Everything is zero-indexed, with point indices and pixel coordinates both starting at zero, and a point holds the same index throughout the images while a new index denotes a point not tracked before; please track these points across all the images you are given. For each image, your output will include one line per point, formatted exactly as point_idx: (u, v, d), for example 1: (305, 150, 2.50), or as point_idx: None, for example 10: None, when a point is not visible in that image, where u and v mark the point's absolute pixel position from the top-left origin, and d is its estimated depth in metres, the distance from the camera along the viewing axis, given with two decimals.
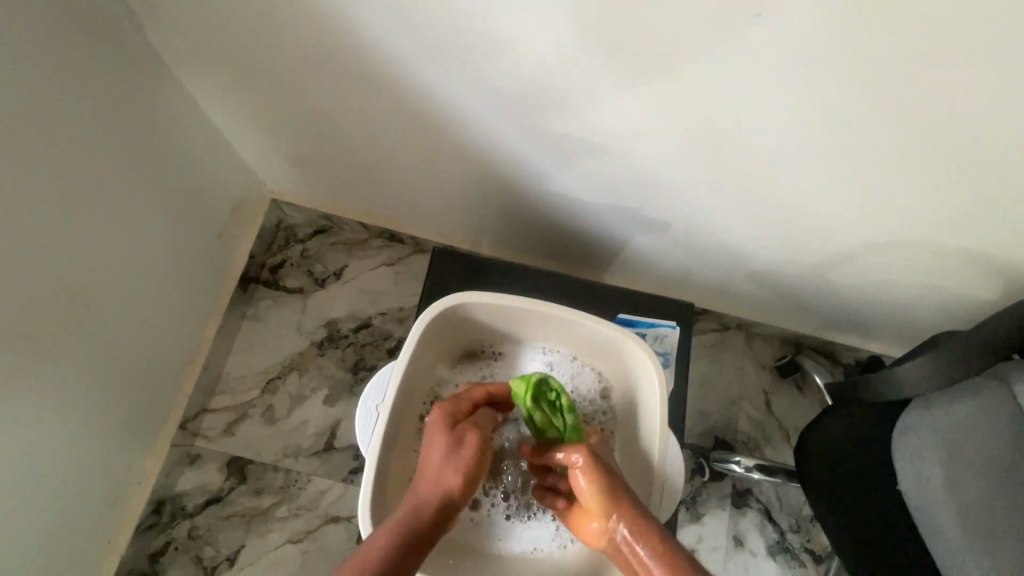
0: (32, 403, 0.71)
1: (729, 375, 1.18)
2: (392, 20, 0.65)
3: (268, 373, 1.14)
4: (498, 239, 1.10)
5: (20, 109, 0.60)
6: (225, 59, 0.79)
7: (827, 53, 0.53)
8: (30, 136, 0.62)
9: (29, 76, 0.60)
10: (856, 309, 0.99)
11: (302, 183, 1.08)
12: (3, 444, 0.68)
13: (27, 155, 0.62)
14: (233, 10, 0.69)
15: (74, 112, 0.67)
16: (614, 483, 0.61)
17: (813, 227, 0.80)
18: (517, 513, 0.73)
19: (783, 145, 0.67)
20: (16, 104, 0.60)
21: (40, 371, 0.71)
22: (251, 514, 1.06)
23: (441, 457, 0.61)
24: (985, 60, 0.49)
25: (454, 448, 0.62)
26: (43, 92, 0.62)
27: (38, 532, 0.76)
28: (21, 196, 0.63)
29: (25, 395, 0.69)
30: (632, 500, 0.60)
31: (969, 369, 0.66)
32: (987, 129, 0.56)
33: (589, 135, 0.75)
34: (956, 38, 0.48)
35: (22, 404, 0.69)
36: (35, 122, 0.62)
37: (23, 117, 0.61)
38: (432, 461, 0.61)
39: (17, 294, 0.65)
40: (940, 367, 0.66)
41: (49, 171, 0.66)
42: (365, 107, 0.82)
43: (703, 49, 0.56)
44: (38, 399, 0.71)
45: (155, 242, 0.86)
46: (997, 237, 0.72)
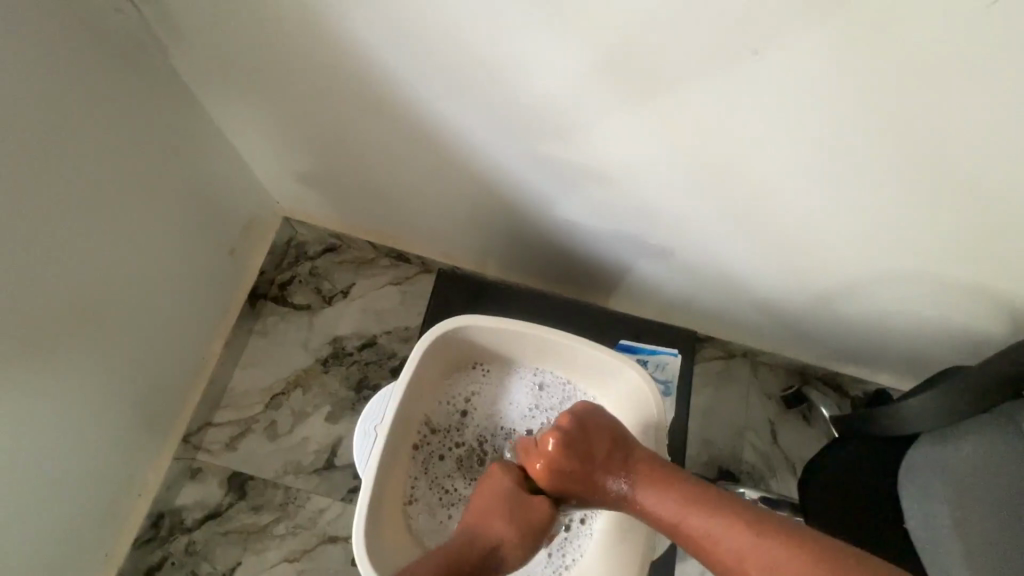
0: (38, 406, 0.72)
1: (734, 403, 1.17)
2: (401, 42, 0.67)
3: (272, 389, 1.14)
4: (503, 262, 1.11)
5: (27, 116, 0.62)
6: (241, 78, 0.82)
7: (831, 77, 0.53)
8: (36, 143, 0.63)
9: (39, 84, 0.62)
10: (864, 340, 0.97)
11: (313, 201, 1.10)
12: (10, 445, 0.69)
13: (30, 161, 0.63)
14: (251, 32, 0.72)
15: (82, 123, 0.68)
16: (592, 465, 0.64)
17: (814, 255, 0.80)
18: None
19: (785, 173, 0.67)
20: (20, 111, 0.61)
21: (49, 374, 0.72)
22: (249, 530, 1.05)
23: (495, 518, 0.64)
24: (994, 86, 0.49)
25: (484, 502, 0.65)
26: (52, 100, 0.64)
27: (34, 539, 0.76)
28: (22, 199, 0.63)
29: (34, 396, 0.71)
30: (617, 468, 0.64)
31: (975, 404, 0.65)
32: (989, 154, 0.56)
33: (593, 162, 0.77)
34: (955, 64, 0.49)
35: (28, 407, 0.70)
36: (43, 131, 0.64)
37: (28, 122, 0.62)
38: (484, 510, 0.65)
39: (22, 298, 0.66)
40: (945, 406, 0.66)
41: (56, 179, 0.67)
42: (377, 131, 0.85)
43: (699, 76, 0.58)
44: (44, 401, 0.73)
45: (166, 253, 0.88)
46: (1003, 270, 0.71)
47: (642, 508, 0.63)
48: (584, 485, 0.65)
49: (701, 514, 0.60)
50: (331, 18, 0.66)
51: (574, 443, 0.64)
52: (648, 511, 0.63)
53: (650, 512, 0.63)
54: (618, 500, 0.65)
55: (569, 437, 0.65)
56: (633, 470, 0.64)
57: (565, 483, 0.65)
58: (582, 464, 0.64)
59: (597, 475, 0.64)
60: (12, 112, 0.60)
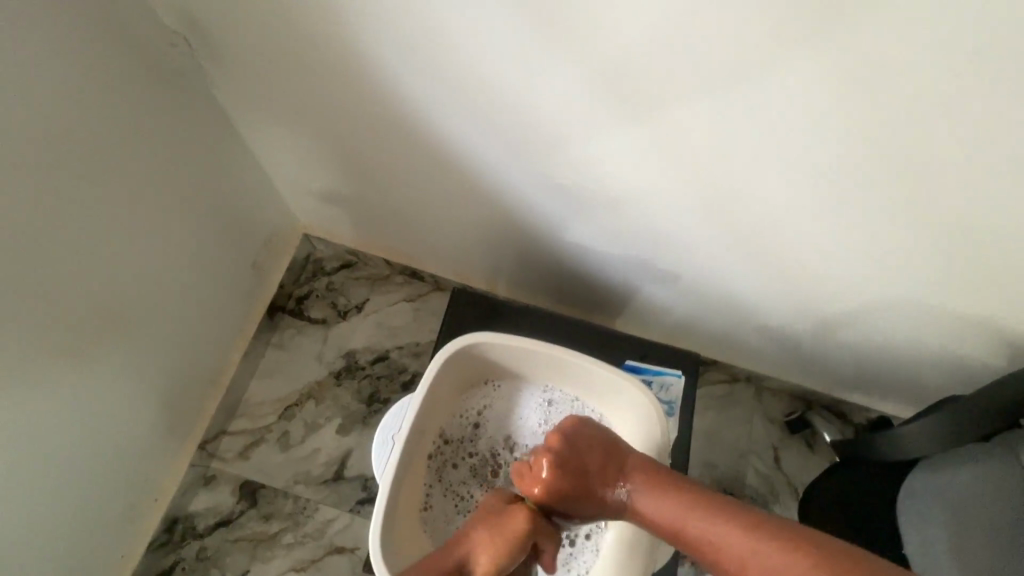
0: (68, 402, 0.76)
1: (737, 427, 1.18)
2: (420, 61, 0.71)
3: (286, 400, 1.17)
4: (513, 282, 1.14)
5: (74, 129, 0.67)
6: (275, 101, 0.87)
7: (833, 84, 0.55)
8: (73, 149, 0.68)
9: (78, 99, 0.67)
10: (865, 367, 0.99)
11: (333, 219, 1.15)
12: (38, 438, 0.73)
13: (69, 168, 0.68)
14: (288, 59, 0.78)
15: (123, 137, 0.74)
16: (587, 482, 0.66)
17: (817, 281, 0.83)
18: None
19: (788, 202, 0.70)
20: (62, 125, 0.66)
21: (82, 371, 0.77)
22: (259, 539, 1.07)
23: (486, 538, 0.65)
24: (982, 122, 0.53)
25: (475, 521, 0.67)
26: (91, 111, 0.69)
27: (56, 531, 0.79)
28: (67, 205, 0.69)
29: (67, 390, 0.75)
30: (614, 481, 0.67)
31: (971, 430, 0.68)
32: (980, 183, 0.59)
33: (603, 188, 0.81)
34: (960, 72, 0.49)
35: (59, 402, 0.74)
36: (80, 140, 0.68)
37: (78, 135, 0.68)
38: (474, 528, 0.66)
39: (54, 299, 0.70)
40: (943, 430, 0.68)
41: (91, 185, 0.71)
42: (400, 154, 0.89)
43: (704, 109, 0.62)
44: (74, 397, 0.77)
45: (193, 262, 0.93)
46: (999, 301, 0.74)
47: (644, 515, 0.65)
48: (585, 500, 0.67)
49: (702, 516, 0.61)
50: (354, 38, 0.70)
51: (568, 462, 0.67)
52: (649, 520, 0.65)
53: (651, 521, 0.65)
54: (621, 510, 0.67)
55: (562, 456, 0.67)
56: (631, 481, 0.66)
57: (563, 501, 0.67)
58: (577, 483, 0.66)
59: (595, 490, 0.66)
60: (64, 125, 0.65)
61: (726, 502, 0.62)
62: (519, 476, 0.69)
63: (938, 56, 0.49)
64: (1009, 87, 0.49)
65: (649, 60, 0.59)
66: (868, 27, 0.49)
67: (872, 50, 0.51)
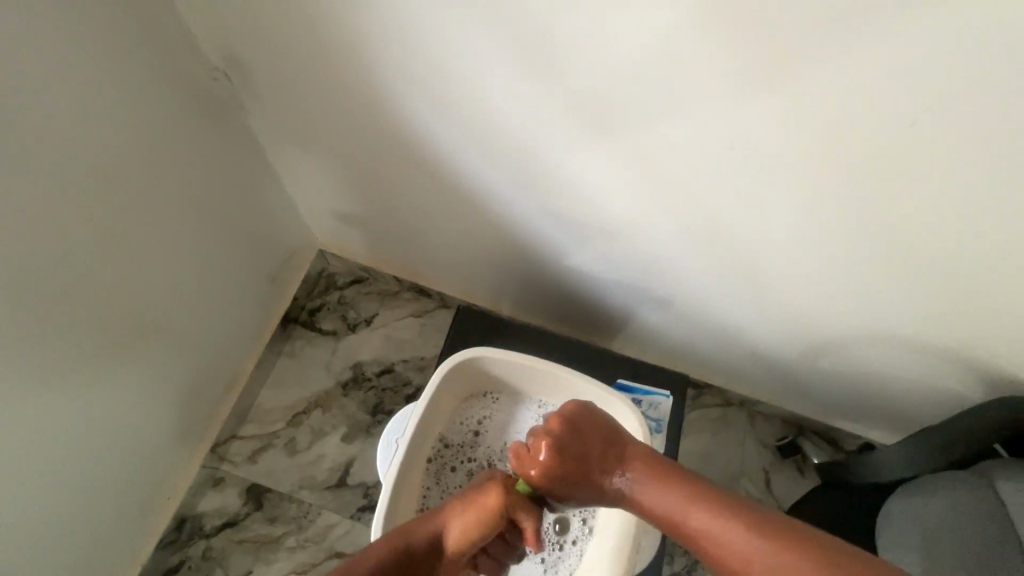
0: (95, 398, 0.81)
1: (730, 450, 1.20)
2: (424, 98, 0.76)
3: (294, 408, 1.21)
4: (516, 301, 1.19)
5: (122, 149, 0.73)
6: (299, 128, 0.93)
7: (814, 137, 0.58)
8: (119, 175, 0.74)
9: (127, 124, 0.73)
10: (854, 396, 1.02)
11: (347, 237, 1.20)
12: (67, 430, 0.78)
13: (117, 185, 0.74)
14: (314, 92, 0.84)
15: (163, 158, 0.80)
16: (587, 468, 0.66)
17: (805, 312, 0.86)
18: None
19: (773, 240, 0.74)
20: (117, 151, 0.72)
21: (111, 369, 0.82)
22: (262, 541, 1.11)
23: (471, 520, 0.66)
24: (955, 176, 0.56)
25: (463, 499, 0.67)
26: (139, 140, 0.75)
27: (74, 520, 0.84)
28: (109, 217, 0.74)
29: (95, 388, 0.80)
30: (611, 469, 0.68)
31: (943, 459, 0.75)
32: (952, 233, 0.62)
33: (599, 220, 0.85)
34: (926, 118, 0.52)
35: (88, 398, 0.79)
36: (127, 166, 0.75)
37: (126, 156, 0.74)
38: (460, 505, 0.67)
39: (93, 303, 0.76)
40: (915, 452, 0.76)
41: (132, 207, 0.78)
42: (413, 180, 0.94)
43: (692, 157, 0.67)
44: (100, 394, 0.82)
45: (216, 273, 0.98)
46: (977, 339, 0.76)
47: (642, 507, 0.66)
48: (584, 486, 0.67)
49: (706, 515, 0.61)
50: (375, 75, 0.76)
51: (568, 445, 0.68)
52: (648, 511, 0.65)
53: (649, 511, 0.65)
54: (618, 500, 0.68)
55: (562, 440, 0.67)
56: (632, 471, 0.67)
57: (560, 484, 0.67)
58: (578, 466, 0.67)
59: (595, 476, 0.67)
60: (115, 146, 0.72)
61: (728, 500, 0.62)
62: (517, 456, 0.69)
63: (920, 85, 0.49)
64: (990, 115, 0.49)
65: (635, 107, 0.64)
66: (839, 92, 0.53)
67: (848, 85, 0.52)
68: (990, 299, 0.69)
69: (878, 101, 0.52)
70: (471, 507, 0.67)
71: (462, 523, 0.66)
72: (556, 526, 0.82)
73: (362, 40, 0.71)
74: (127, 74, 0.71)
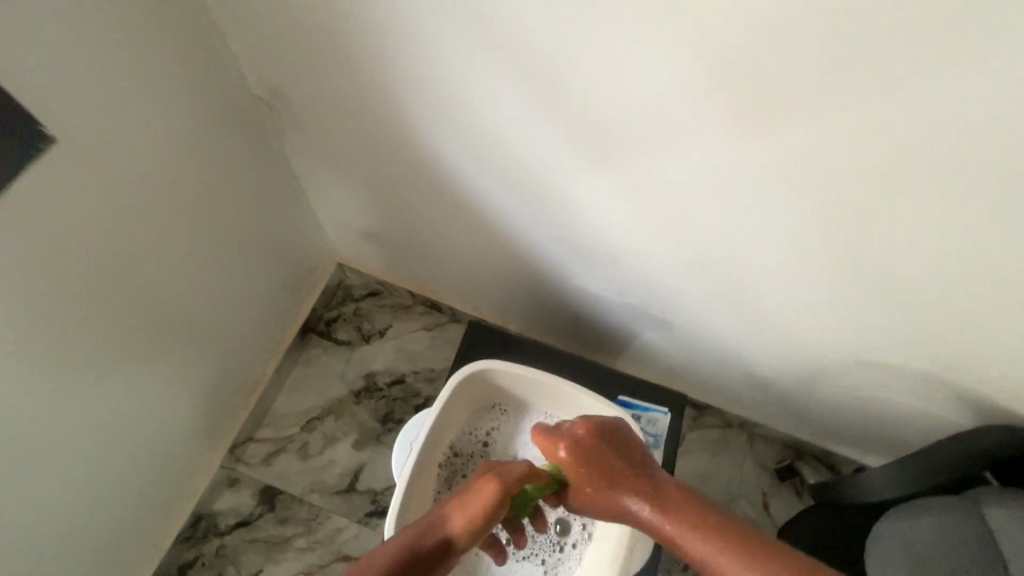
0: (130, 397, 0.86)
1: (729, 471, 1.23)
2: (441, 130, 0.81)
3: (308, 414, 1.26)
4: (524, 318, 1.23)
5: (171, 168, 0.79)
6: (325, 153, 0.98)
7: (815, 185, 0.62)
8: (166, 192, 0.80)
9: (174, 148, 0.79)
10: (852, 423, 1.05)
11: (365, 252, 1.26)
12: (102, 427, 0.83)
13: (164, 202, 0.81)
14: (341, 123, 0.89)
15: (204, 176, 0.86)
16: (614, 466, 0.70)
17: (802, 341, 0.89)
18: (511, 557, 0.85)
19: (771, 273, 0.78)
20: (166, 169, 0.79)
21: (146, 371, 0.87)
22: (274, 540, 1.15)
23: (477, 511, 0.63)
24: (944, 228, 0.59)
25: (467, 490, 0.65)
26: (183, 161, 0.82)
27: (100, 514, 0.89)
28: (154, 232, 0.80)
29: (131, 388, 0.86)
30: (640, 484, 0.68)
31: (922, 482, 0.74)
32: (941, 277, 0.66)
33: (608, 247, 0.89)
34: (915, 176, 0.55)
35: (124, 397, 0.85)
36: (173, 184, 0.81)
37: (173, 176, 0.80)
38: (466, 497, 0.64)
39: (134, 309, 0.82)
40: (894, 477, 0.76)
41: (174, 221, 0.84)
42: (430, 204, 1.00)
43: (697, 195, 0.71)
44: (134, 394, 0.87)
45: (243, 285, 1.04)
46: (969, 375, 0.79)
47: (661, 534, 0.65)
48: (606, 488, 0.69)
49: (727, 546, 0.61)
50: (401, 111, 0.81)
51: (601, 444, 0.72)
52: (667, 536, 0.64)
53: (668, 536, 0.64)
54: (638, 521, 0.67)
55: (597, 436, 0.72)
56: (660, 492, 0.67)
57: (584, 474, 0.70)
58: (605, 461, 0.70)
59: (621, 483, 0.68)
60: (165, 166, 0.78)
61: (754, 536, 0.61)
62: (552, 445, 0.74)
63: (911, 147, 0.53)
64: (973, 176, 0.53)
65: (642, 146, 0.68)
66: (836, 149, 0.57)
67: (843, 144, 0.56)
68: (980, 339, 0.72)
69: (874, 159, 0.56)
70: (476, 496, 0.64)
71: (469, 515, 0.63)
72: (557, 527, 0.86)
73: (385, 77, 0.76)
74: (176, 103, 0.77)
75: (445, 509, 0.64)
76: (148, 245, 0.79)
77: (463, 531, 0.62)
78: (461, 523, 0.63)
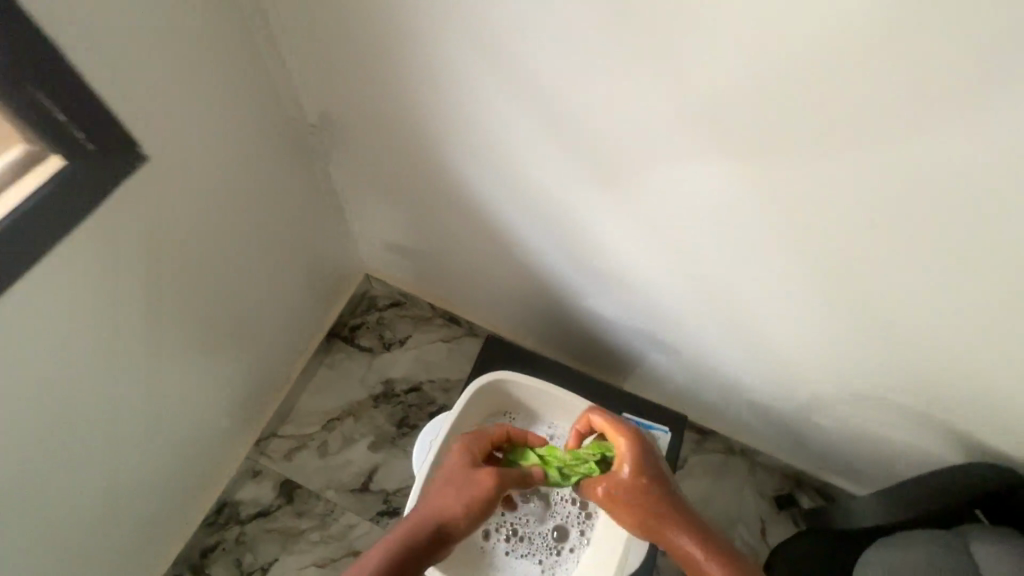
0: (174, 385, 0.94)
1: (728, 496, 1.26)
2: (472, 158, 0.89)
3: (328, 414, 1.32)
4: (538, 336, 1.29)
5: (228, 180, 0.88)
6: (361, 172, 1.06)
7: (810, 226, 0.67)
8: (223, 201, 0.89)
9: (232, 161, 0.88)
10: (850, 457, 1.08)
11: (391, 265, 1.34)
12: (147, 411, 0.91)
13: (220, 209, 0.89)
14: (378, 147, 0.97)
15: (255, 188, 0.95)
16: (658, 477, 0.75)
17: (801, 373, 0.93)
18: (510, 555, 0.89)
19: (771, 306, 0.83)
20: (225, 181, 0.87)
21: (190, 361, 0.95)
22: (290, 532, 1.21)
23: (471, 503, 0.70)
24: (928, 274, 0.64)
25: (462, 481, 0.72)
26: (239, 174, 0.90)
27: (136, 491, 0.96)
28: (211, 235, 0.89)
29: (175, 376, 0.94)
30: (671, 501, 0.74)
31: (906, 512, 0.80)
32: (930, 320, 0.70)
33: (619, 272, 0.95)
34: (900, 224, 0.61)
35: (168, 384, 0.93)
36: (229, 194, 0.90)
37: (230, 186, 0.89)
38: (460, 489, 0.71)
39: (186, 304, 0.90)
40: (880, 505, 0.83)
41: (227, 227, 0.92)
42: (456, 223, 1.07)
43: (702, 229, 0.76)
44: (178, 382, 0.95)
45: (279, 288, 1.12)
46: (960, 416, 0.82)
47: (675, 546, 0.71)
48: (650, 492, 0.73)
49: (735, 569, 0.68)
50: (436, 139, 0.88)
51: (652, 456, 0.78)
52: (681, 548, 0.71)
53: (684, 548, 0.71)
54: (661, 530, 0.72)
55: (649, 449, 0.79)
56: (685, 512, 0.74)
57: (638, 468, 0.74)
58: (654, 469, 0.75)
59: (662, 494, 0.74)
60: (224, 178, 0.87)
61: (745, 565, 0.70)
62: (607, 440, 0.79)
63: (897, 197, 0.59)
64: (952, 227, 0.58)
65: (655, 183, 0.74)
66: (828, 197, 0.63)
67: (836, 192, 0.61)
68: (969, 382, 0.76)
69: (862, 204, 0.61)
70: (472, 488, 0.71)
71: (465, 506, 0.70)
72: (556, 532, 0.90)
73: (424, 110, 0.84)
74: (238, 123, 0.86)
75: (442, 500, 0.71)
76: (202, 247, 0.87)
77: (459, 520, 0.70)
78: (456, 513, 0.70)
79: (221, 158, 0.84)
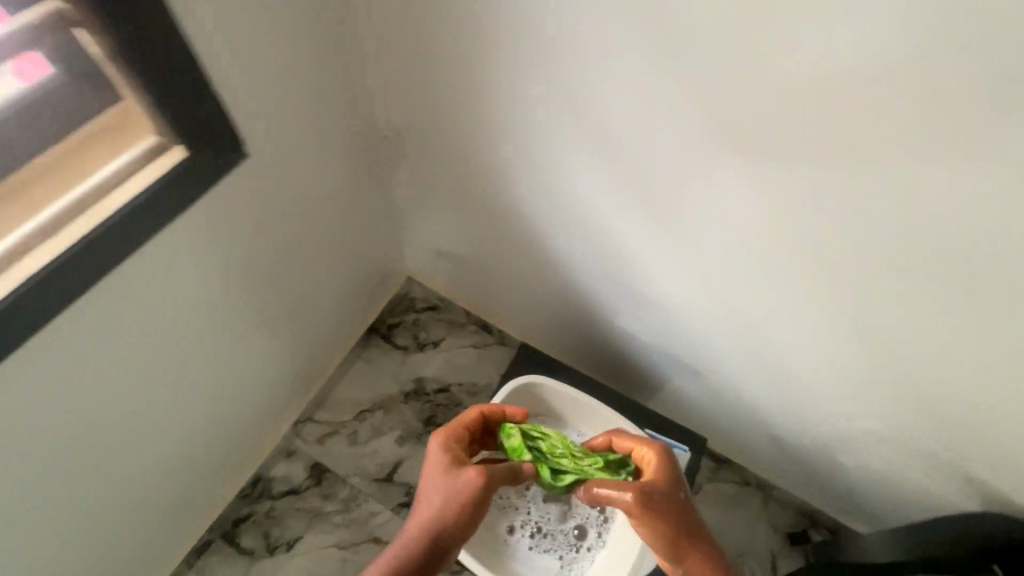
0: (233, 360, 1.03)
1: (741, 527, 1.26)
2: (523, 176, 0.95)
3: (360, 405, 1.39)
4: (566, 349, 1.34)
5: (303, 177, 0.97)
6: (417, 180, 1.14)
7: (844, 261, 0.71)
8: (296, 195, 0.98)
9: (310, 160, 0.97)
10: (868, 498, 1.08)
11: (433, 269, 1.41)
12: (208, 380, 0.99)
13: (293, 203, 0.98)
14: (438, 158, 1.05)
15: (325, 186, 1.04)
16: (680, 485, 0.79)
17: (825, 409, 0.95)
18: (533, 549, 0.95)
19: (798, 338, 0.86)
20: (300, 178, 0.96)
21: (248, 339, 1.04)
22: (315, 512, 1.27)
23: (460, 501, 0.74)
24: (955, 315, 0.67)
25: (447, 480, 0.76)
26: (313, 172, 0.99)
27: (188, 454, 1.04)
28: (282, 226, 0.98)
29: (235, 351, 1.02)
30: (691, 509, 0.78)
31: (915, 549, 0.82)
32: (956, 364, 0.73)
33: (653, 294, 1.00)
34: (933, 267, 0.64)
35: (229, 358, 1.01)
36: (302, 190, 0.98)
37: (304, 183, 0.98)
38: (447, 488, 0.75)
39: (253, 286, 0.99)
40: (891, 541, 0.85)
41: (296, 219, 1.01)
42: (500, 235, 1.13)
43: (738, 258, 0.81)
44: (236, 356, 1.03)
45: (332, 280, 1.20)
46: (983, 464, 0.83)
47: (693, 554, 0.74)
48: (675, 496, 0.77)
49: None
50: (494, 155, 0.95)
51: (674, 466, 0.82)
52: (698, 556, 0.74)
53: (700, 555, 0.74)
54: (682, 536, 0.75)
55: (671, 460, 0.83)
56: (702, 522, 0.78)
57: (664, 474, 0.79)
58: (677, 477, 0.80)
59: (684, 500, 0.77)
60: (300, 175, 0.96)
61: None
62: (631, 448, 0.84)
63: (931, 240, 0.63)
64: (982, 275, 0.62)
65: (697, 212, 0.79)
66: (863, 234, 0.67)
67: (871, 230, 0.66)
68: (993, 430, 0.77)
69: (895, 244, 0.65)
70: (458, 485, 0.75)
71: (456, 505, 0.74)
72: (576, 531, 0.96)
73: (485, 128, 0.92)
74: (319, 127, 0.95)
75: (432, 499, 0.75)
76: (274, 236, 0.96)
77: (452, 517, 0.74)
78: (447, 510, 0.74)
79: (300, 157, 0.93)
